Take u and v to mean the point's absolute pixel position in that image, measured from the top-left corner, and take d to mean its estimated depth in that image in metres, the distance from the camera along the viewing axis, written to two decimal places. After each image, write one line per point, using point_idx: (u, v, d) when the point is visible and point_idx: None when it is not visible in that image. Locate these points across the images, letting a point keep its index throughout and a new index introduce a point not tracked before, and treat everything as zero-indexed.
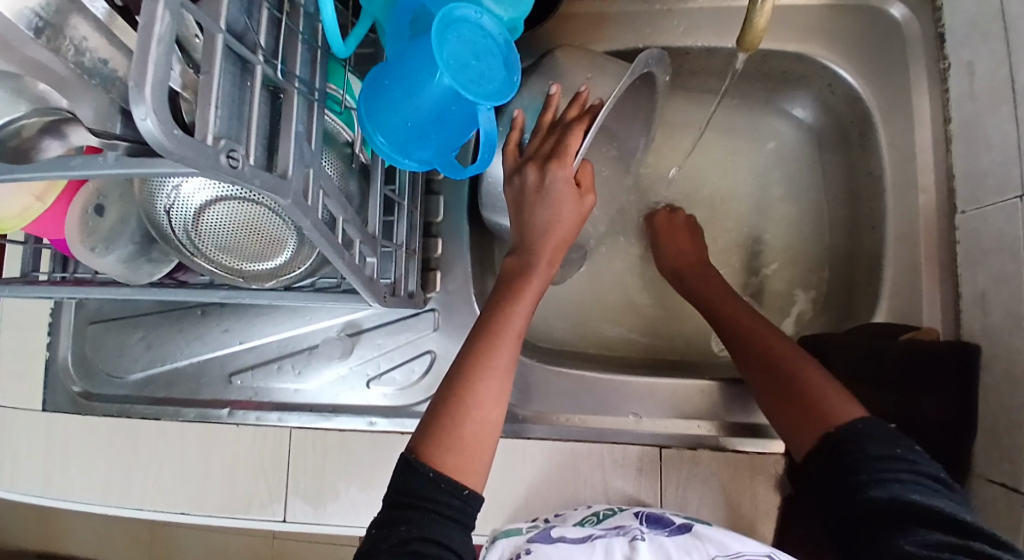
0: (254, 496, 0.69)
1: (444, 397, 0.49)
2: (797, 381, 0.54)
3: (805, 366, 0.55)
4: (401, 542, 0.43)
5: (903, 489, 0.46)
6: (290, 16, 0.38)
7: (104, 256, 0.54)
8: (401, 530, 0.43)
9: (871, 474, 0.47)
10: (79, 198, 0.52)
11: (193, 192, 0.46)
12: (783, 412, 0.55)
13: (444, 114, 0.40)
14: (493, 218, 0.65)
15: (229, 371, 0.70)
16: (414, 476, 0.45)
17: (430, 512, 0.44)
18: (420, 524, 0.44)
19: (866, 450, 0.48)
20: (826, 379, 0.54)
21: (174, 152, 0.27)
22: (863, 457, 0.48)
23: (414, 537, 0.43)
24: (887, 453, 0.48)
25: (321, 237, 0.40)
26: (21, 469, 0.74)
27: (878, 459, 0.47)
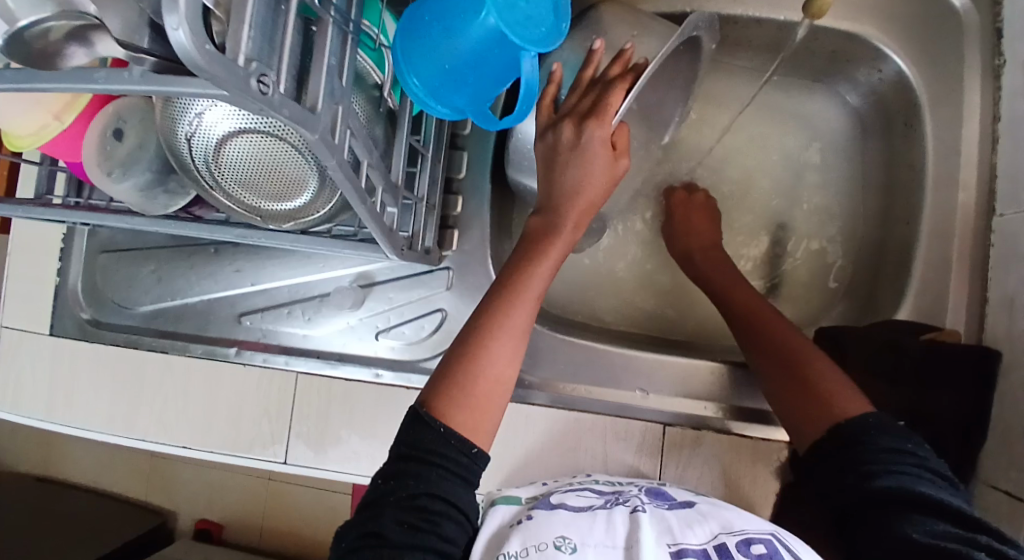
0: (257, 435, 0.69)
1: (457, 355, 0.48)
2: (803, 371, 0.54)
3: (812, 357, 0.54)
4: (409, 496, 0.43)
5: (908, 480, 0.44)
6: None
7: (120, 182, 0.53)
8: (406, 484, 0.43)
9: (877, 464, 0.45)
10: (96, 124, 0.51)
11: (216, 121, 0.44)
12: (787, 402, 0.54)
13: (483, 58, 0.38)
14: (518, 177, 0.63)
15: (239, 311, 0.70)
16: (425, 430, 0.45)
17: (437, 468, 0.44)
18: (426, 479, 0.43)
19: (876, 438, 0.46)
20: (831, 370, 0.53)
21: (203, 72, 0.26)
22: (871, 447, 0.46)
23: (422, 493, 0.43)
24: (898, 446, 0.46)
25: (345, 179, 0.39)
26: (26, 391, 0.74)
27: (887, 450, 0.45)
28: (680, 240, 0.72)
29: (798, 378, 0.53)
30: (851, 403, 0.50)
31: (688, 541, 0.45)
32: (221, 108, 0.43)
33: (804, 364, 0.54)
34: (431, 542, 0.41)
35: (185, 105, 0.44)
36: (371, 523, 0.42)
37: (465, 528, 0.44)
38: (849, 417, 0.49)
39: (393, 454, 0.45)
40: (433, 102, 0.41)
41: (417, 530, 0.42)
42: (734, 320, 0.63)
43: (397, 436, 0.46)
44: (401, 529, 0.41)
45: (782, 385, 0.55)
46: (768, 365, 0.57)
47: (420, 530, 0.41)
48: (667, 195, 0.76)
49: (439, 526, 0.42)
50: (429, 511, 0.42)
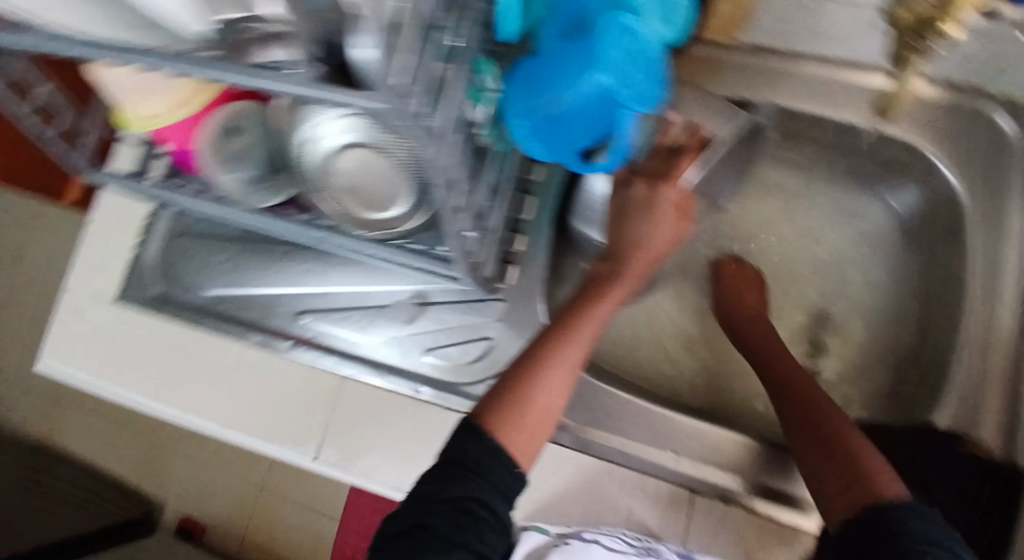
0: (291, 431, 0.71)
1: (514, 378, 0.51)
2: (842, 446, 0.55)
3: (851, 435, 0.56)
4: (454, 498, 0.44)
5: None
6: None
7: (229, 173, 0.58)
8: (455, 487, 0.44)
9: (911, 546, 0.43)
10: (214, 118, 0.55)
11: (331, 138, 0.53)
12: (824, 470, 0.54)
13: (585, 107, 0.46)
14: (583, 227, 0.71)
15: (298, 309, 0.73)
16: (474, 442, 0.47)
17: (486, 479, 0.45)
18: (472, 486, 0.44)
19: (912, 524, 0.45)
20: (867, 447, 0.54)
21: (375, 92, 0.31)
22: (912, 537, 0.43)
23: (468, 496, 0.44)
24: (933, 535, 0.44)
25: (447, 199, 0.43)
26: (80, 350, 0.76)
27: (919, 536, 0.44)
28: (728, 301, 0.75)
29: (839, 452, 0.54)
30: (903, 490, 0.49)
31: None
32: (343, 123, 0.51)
33: (842, 439, 0.55)
34: (472, 545, 0.43)
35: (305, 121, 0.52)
36: (417, 518, 0.44)
37: (499, 544, 0.46)
38: (884, 495, 0.48)
39: (443, 458, 0.46)
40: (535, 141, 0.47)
41: (461, 529, 0.43)
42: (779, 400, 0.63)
43: (450, 445, 0.47)
44: (446, 526, 0.43)
45: (819, 461, 0.55)
46: (810, 448, 0.57)
47: (463, 528, 0.43)
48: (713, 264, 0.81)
49: (482, 530, 0.44)
50: (472, 515, 0.43)
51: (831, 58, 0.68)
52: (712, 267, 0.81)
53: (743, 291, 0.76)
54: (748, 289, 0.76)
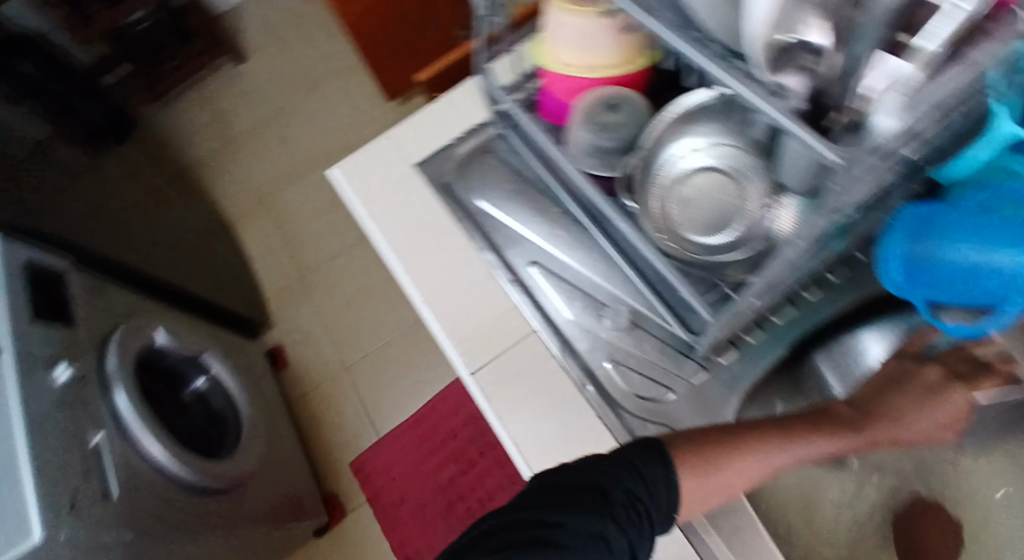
0: (470, 344, 0.78)
1: (719, 438, 0.53)
2: None
3: None
4: (633, 494, 0.46)
5: None
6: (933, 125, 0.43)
7: (588, 132, 0.64)
8: (637, 488, 0.46)
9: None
10: (600, 90, 0.64)
11: (690, 158, 0.60)
12: None
13: (973, 273, 0.54)
14: (823, 362, 0.72)
15: (534, 259, 0.80)
16: (664, 465, 0.48)
17: (658, 499, 0.47)
18: (645, 495, 0.46)
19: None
20: None
21: (850, 150, 0.36)
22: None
23: (637, 496, 0.46)
24: None
25: (788, 256, 0.47)
26: (365, 178, 0.88)
27: None
28: None
29: None
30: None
31: None
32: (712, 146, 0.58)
33: None
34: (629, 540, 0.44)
35: (676, 133, 0.60)
36: (599, 481, 0.45)
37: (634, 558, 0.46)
38: None
39: (632, 457, 0.48)
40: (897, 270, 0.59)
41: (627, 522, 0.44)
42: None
43: (642, 452, 0.49)
44: (620, 508, 0.44)
45: None
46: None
47: (629, 523, 0.44)
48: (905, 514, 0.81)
49: (638, 536, 0.45)
50: (635, 514, 0.45)
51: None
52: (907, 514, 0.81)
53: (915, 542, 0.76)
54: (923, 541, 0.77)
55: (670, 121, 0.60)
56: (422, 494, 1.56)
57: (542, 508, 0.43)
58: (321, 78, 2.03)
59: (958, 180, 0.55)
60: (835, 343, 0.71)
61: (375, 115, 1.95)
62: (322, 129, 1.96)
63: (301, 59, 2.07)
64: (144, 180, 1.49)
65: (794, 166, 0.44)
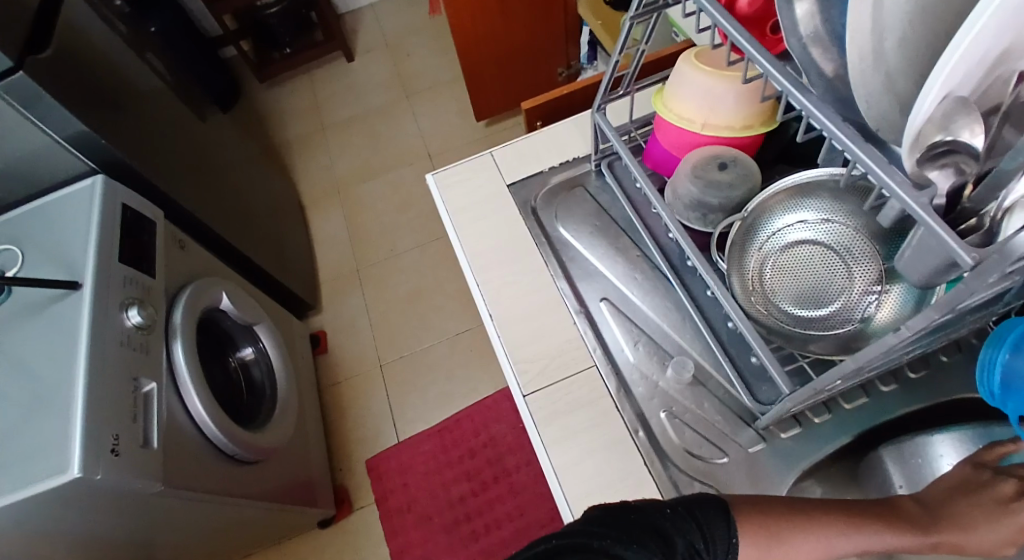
0: (529, 365, 0.79)
1: (781, 510, 0.54)
2: None
3: None
4: (693, 546, 0.46)
5: None
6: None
7: (693, 185, 0.69)
8: (697, 541, 0.47)
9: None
10: (716, 148, 0.69)
11: (796, 230, 0.60)
12: None
13: None
14: (889, 456, 0.68)
15: (606, 295, 0.81)
16: (724, 524, 0.49)
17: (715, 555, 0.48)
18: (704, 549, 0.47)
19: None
20: None
21: (984, 253, 0.36)
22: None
23: (696, 550, 0.46)
24: None
25: (881, 348, 0.47)
26: (460, 190, 0.93)
27: None
28: None
29: None
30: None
31: None
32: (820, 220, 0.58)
33: None
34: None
35: (786, 205, 0.61)
36: (663, 526, 0.46)
37: None
38: None
39: (695, 508, 0.49)
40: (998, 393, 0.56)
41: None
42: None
43: (705, 505, 0.49)
44: (680, 558, 0.45)
45: None
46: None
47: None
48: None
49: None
50: None
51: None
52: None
53: None
54: None
55: (784, 193, 0.62)
56: (431, 506, 1.55)
57: (603, 540, 0.44)
58: (420, 89, 2.13)
59: None
60: (907, 445, 0.68)
61: (459, 133, 2.02)
62: (406, 136, 2.05)
63: (405, 69, 2.18)
64: (243, 152, 1.59)
65: (915, 254, 0.43)
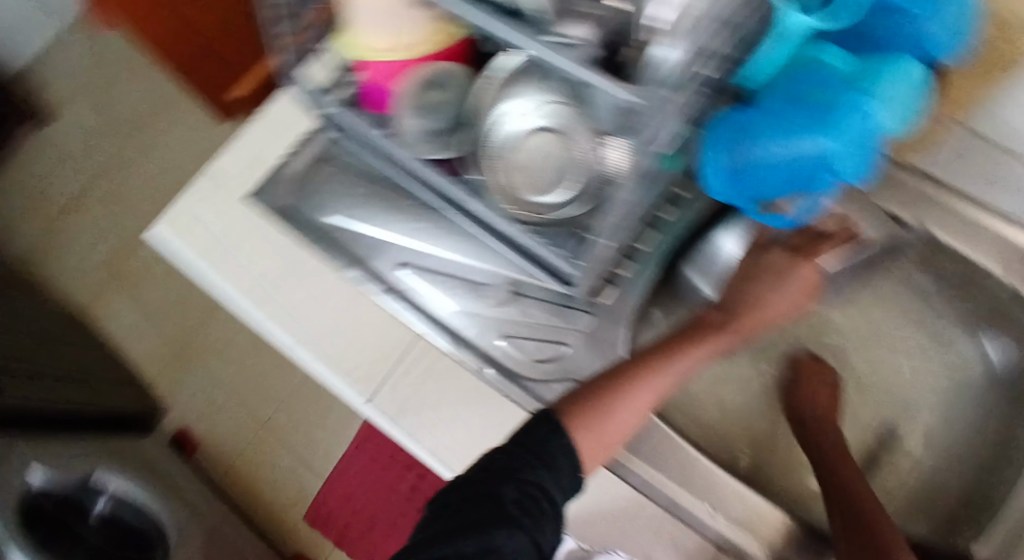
0: (358, 370, 0.75)
1: (597, 388, 0.56)
2: (881, 539, 0.54)
3: (888, 528, 0.56)
4: (529, 482, 0.47)
5: None
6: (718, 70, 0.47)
7: (412, 117, 0.58)
8: (534, 471, 0.47)
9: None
10: (425, 71, 0.56)
11: (525, 120, 0.58)
12: None
13: (796, 165, 0.51)
14: (691, 271, 0.74)
15: (398, 260, 0.76)
16: (554, 435, 0.51)
17: (555, 473, 0.49)
18: (546, 474, 0.48)
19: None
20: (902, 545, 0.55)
21: (648, 89, 0.35)
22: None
23: (536, 482, 0.47)
24: None
25: (627, 200, 0.48)
26: (195, 231, 0.82)
27: None
28: (795, 400, 0.76)
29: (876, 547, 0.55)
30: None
31: None
32: (539, 106, 0.57)
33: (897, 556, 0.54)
34: (531, 528, 0.44)
35: (508, 97, 0.58)
36: (491, 486, 0.46)
37: (555, 533, 0.47)
38: None
39: (523, 442, 0.50)
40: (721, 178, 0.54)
41: (525, 512, 0.45)
42: (857, 503, 0.60)
43: (529, 432, 0.51)
44: (522, 498, 0.45)
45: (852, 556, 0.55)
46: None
47: (528, 514, 0.45)
48: (791, 360, 0.82)
49: (542, 520, 0.45)
50: (539, 502, 0.46)
51: (987, 201, 0.63)
52: (791, 361, 0.82)
53: (817, 395, 0.76)
54: (825, 396, 0.76)
55: (498, 85, 0.58)
56: (391, 512, 1.51)
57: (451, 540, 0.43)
58: (133, 119, 1.80)
59: (765, 79, 0.51)
60: (696, 252, 0.74)
61: (204, 145, 1.75)
62: (149, 177, 1.76)
63: (100, 105, 1.81)
64: None
65: (604, 112, 0.45)
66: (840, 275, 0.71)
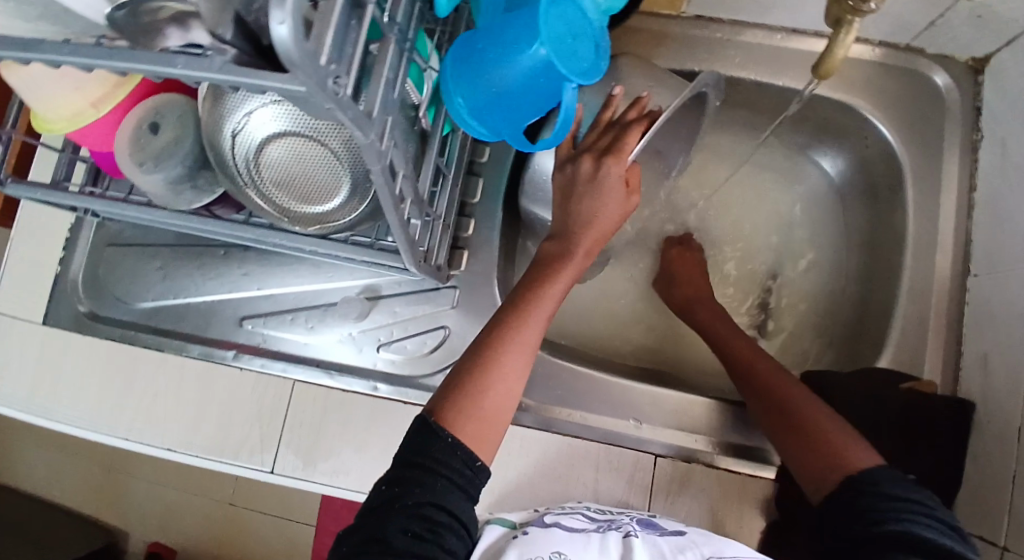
0: (244, 442, 0.68)
1: (468, 366, 0.49)
2: (797, 412, 0.57)
3: (804, 399, 0.58)
4: (414, 505, 0.43)
5: (909, 525, 0.45)
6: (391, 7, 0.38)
7: (150, 173, 0.55)
8: (418, 493, 0.43)
9: (887, 511, 0.46)
10: (136, 113, 0.53)
11: (261, 123, 0.47)
12: (796, 446, 0.55)
13: (532, 88, 0.41)
14: (531, 208, 0.66)
15: (242, 315, 0.71)
16: (433, 439, 0.45)
17: (443, 478, 0.44)
18: (435, 487, 0.44)
19: (886, 489, 0.47)
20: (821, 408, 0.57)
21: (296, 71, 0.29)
22: (879, 496, 0.47)
23: (427, 502, 0.43)
24: (905, 495, 0.47)
25: (383, 182, 0.42)
26: (8, 375, 0.72)
27: (895, 500, 0.47)
28: (676, 280, 0.75)
29: (793, 415, 0.57)
30: (861, 455, 0.51)
31: None
32: (274, 107, 0.46)
33: (810, 417, 0.56)
34: (433, 552, 0.41)
35: (235, 104, 0.46)
36: (375, 528, 0.42)
37: (466, 543, 0.45)
38: (859, 468, 0.50)
39: (401, 465, 0.45)
40: (471, 120, 0.43)
41: (421, 539, 0.42)
42: (729, 360, 0.66)
43: (405, 450, 0.46)
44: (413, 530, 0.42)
45: (788, 437, 0.56)
46: (776, 422, 0.58)
47: (424, 540, 0.42)
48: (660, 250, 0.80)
49: (443, 537, 0.42)
50: (435, 523, 0.42)
51: (779, 30, 0.70)
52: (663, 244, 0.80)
53: (696, 266, 0.76)
54: (698, 268, 0.76)
55: (209, 100, 0.47)
56: None
57: None
58: None
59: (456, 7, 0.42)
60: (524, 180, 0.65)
61: None
62: None
63: None
64: None
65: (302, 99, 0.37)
66: (666, 150, 0.70)
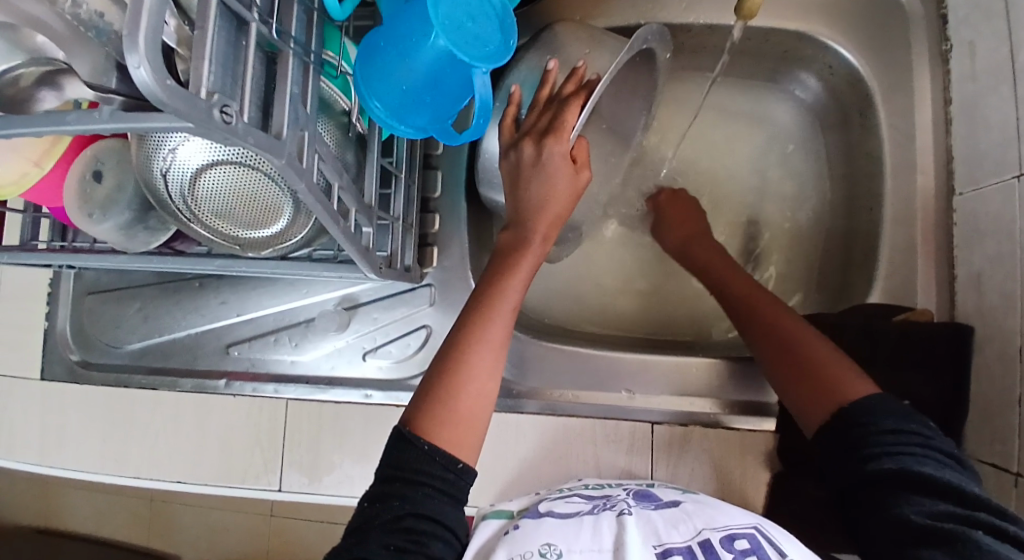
0: (250, 466, 0.69)
1: (438, 370, 0.49)
2: (795, 345, 0.55)
3: (802, 330, 0.57)
4: (395, 518, 0.44)
5: (911, 461, 0.45)
6: (280, 18, 0.37)
7: (102, 223, 0.54)
8: (400, 508, 0.44)
9: (878, 446, 0.46)
10: (77, 165, 0.54)
11: (189, 155, 0.46)
12: (789, 379, 0.54)
13: (442, 79, 0.40)
14: (488, 194, 0.65)
15: (227, 342, 0.71)
16: (410, 450, 0.46)
17: (423, 487, 0.45)
18: (416, 497, 0.44)
19: (880, 423, 0.47)
20: (817, 338, 0.56)
21: (172, 109, 0.28)
22: (875, 430, 0.47)
23: (407, 513, 0.44)
24: (902, 427, 0.47)
25: (316, 202, 0.40)
26: (19, 435, 0.74)
27: (894, 433, 0.47)
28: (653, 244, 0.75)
29: (785, 346, 0.56)
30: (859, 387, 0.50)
31: (673, 540, 0.44)
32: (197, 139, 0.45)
33: (809, 349, 0.54)
34: None
35: (159, 140, 0.46)
36: (356, 546, 0.43)
37: (453, 546, 0.45)
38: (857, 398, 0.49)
39: (383, 480, 0.46)
40: (397, 124, 0.42)
41: (405, 551, 0.42)
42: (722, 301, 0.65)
43: (386, 461, 0.46)
44: (397, 543, 0.42)
45: (784, 371, 0.55)
46: (773, 359, 0.56)
47: (406, 551, 0.42)
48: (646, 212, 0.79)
49: (427, 545, 0.43)
50: (416, 532, 0.43)
51: None
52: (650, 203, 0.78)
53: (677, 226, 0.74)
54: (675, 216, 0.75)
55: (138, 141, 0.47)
56: None
57: None
58: None
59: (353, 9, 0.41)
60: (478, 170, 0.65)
61: None
62: None
63: None
64: None
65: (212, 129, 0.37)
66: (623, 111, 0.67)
